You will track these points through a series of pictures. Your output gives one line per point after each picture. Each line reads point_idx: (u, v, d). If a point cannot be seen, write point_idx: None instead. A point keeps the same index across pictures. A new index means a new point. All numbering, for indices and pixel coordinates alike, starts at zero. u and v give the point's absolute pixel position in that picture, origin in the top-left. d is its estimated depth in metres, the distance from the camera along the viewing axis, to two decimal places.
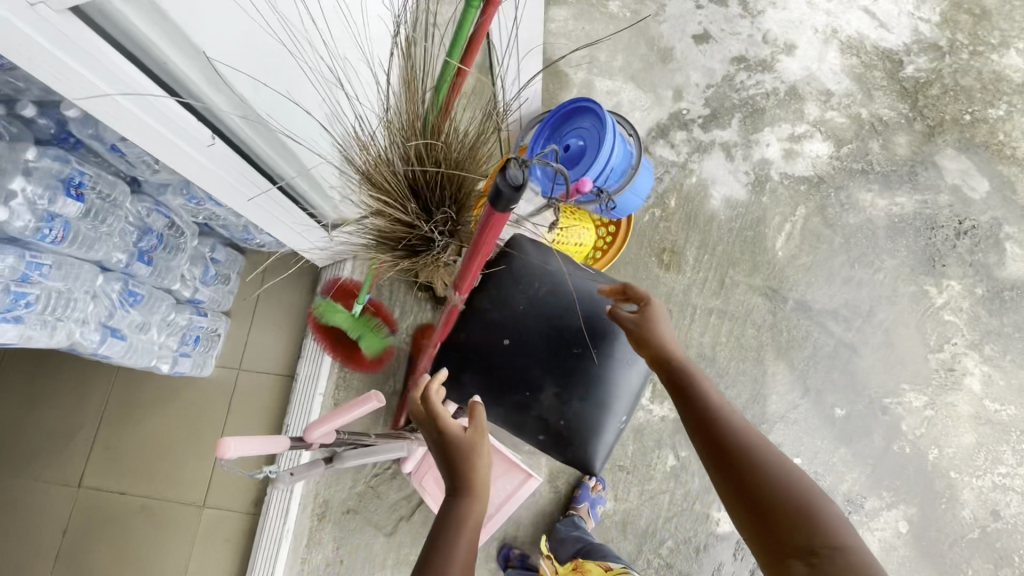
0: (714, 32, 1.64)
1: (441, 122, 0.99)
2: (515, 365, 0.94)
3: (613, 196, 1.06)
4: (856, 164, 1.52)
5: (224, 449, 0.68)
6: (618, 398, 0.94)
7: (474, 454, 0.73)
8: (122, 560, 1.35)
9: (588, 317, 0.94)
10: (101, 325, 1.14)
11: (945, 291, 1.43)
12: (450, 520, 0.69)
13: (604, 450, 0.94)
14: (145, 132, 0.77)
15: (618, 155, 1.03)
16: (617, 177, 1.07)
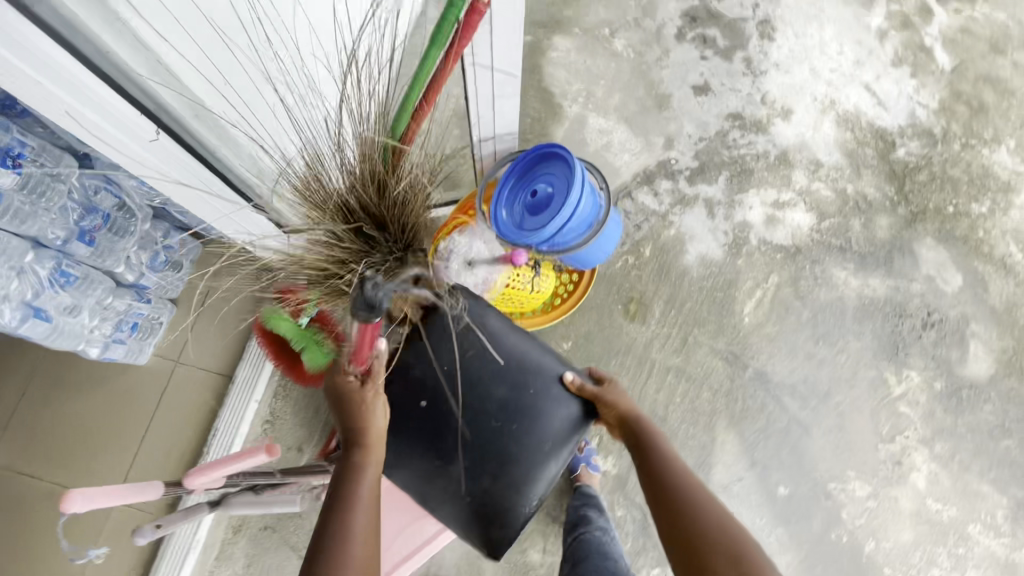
0: (714, 85, 1.62)
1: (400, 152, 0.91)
2: (436, 422, 0.90)
3: (577, 249, 1.02)
4: (836, 239, 1.51)
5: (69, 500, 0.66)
6: (537, 480, 0.88)
7: (370, 406, 0.80)
8: (19, 547, 1.28)
9: (512, 388, 0.89)
10: (23, 303, 1.07)
11: (904, 381, 1.42)
12: (349, 470, 0.76)
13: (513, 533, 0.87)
14: (86, 124, 0.74)
15: (586, 207, 0.99)
16: (584, 230, 1.03)
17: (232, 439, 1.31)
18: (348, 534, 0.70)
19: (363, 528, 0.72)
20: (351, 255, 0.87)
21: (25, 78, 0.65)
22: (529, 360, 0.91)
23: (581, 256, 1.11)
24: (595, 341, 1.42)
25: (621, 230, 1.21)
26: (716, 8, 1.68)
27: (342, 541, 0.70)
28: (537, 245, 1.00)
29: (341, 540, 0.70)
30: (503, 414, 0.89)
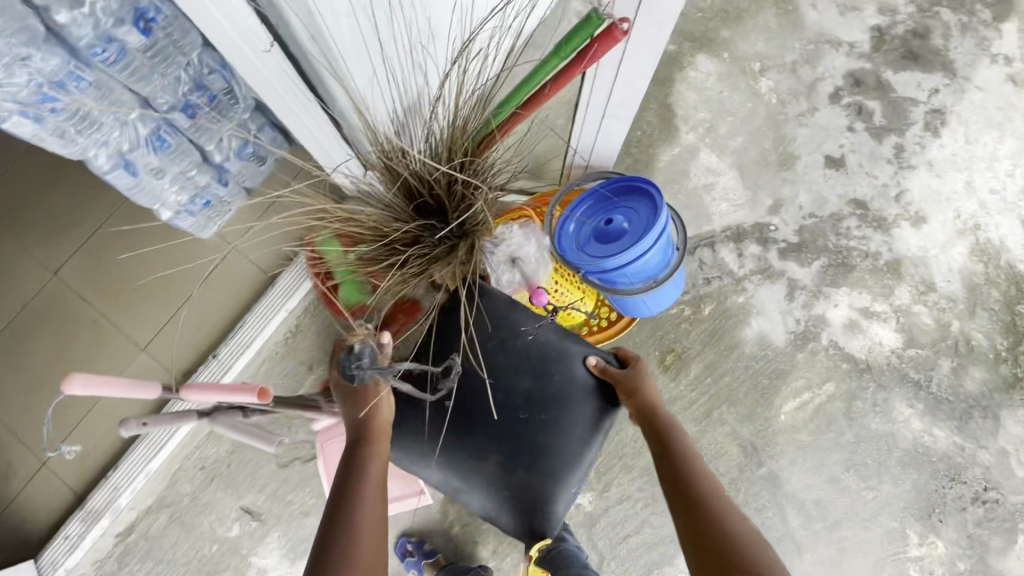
0: (850, 162, 1.47)
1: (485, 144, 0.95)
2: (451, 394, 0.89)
3: (628, 294, 0.96)
4: (914, 373, 1.36)
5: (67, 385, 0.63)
6: (567, 475, 0.88)
7: (376, 398, 0.80)
8: (54, 358, 1.42)
9: (534, 381, 0.88)
10: (117, 153, 1.14)
11: (926, 546, 1.29)
12: (356, 460, 0.76)
13: (546, 521, 0.89)
14: (213, 25, 0.75)
15: (656, 256, 0.93)
16: (643, 278, 0.97)
17: (254, 336, 1.38)
18: (354, 526, 0.70)
19: (367, 520, 0.71)
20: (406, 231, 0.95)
21: None
22: (566, 362, 0.89)
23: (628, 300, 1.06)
24: None
25: (680, 288, 1.14)
26: (888, 79, 1.50)
27: (347, 535, 0.69)
28: (587, 272, 0.95)
29: (345, 534, 0.69)
30: (523, 412, 0.87)
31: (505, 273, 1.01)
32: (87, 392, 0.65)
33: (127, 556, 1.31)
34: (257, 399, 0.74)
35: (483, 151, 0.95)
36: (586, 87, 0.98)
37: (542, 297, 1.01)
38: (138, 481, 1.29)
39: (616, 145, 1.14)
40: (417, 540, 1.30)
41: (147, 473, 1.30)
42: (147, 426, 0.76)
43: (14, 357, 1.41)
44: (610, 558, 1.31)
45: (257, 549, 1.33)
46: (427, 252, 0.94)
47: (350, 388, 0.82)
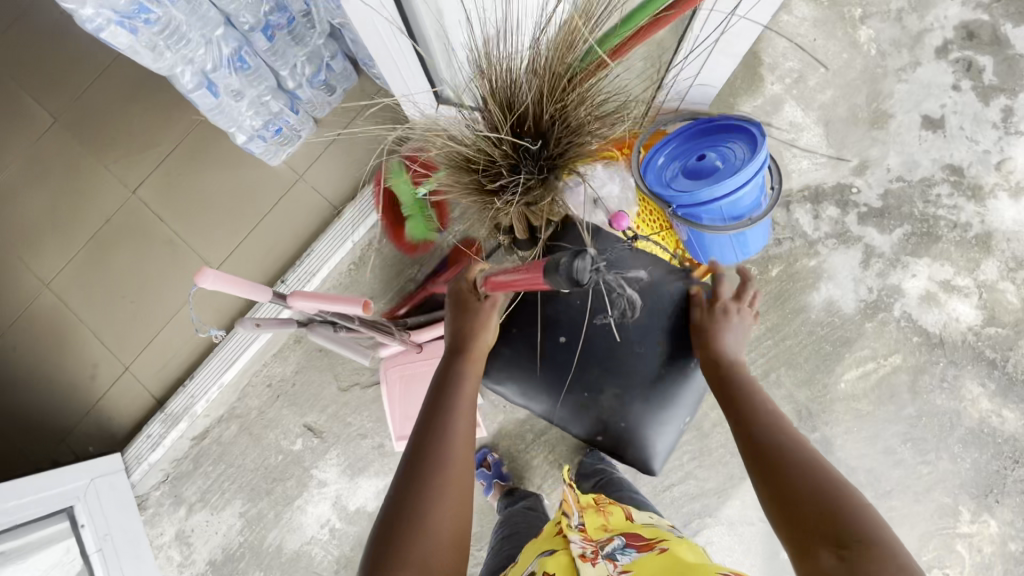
0: (951, 124, 1.36)
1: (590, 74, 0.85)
2: (562, 323, 0.93)
3: (717, 231, 0.91)
4: (990, 352, 1.30)
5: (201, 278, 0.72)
6: (673, 412, 0.94)
7: (483, 316, 0.88)
8: (134, 272, 1.49)
9: (649, 314, 0.91)
10: (202, 73, 1.14)
11: (978, 524, 1.28)
12: (452, 375, 0.82)
13: (653, 454, 0.95)
14: None
15: (752, 192, 0.89)
16: (734, 216, 0.92)
17: (320, 264, 1.41)
18: (448, 432, 0.74)
19: (461, 428, 0.75)
20: (503, 160, 0.86)
21: None
22: (675, 298, 0.92)
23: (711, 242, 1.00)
24: None
25: (766, 238, 1.09)
26: (1005, 34, 1.37)
27: (440, 438, 0.73)
28: (676, 207, 0.91)
29: (440, 439, 0.73)
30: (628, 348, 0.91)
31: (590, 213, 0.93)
32: (215, 287, 0.74)
33: (201, 458, 1.42)
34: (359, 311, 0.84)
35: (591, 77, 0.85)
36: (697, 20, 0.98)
37: (622, 222, 0.87)
38: (211, 392, 1.39)
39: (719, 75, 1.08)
40: (497, 455, 1.35)
41: (220, 385, 1.39)
42: (259, 328, 0.91)
43: (98, 269, 1.50)
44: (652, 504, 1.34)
45: (317, 463, 1.41)
46: (525, 186, 0.85)
47: (460, 306, 0.89)
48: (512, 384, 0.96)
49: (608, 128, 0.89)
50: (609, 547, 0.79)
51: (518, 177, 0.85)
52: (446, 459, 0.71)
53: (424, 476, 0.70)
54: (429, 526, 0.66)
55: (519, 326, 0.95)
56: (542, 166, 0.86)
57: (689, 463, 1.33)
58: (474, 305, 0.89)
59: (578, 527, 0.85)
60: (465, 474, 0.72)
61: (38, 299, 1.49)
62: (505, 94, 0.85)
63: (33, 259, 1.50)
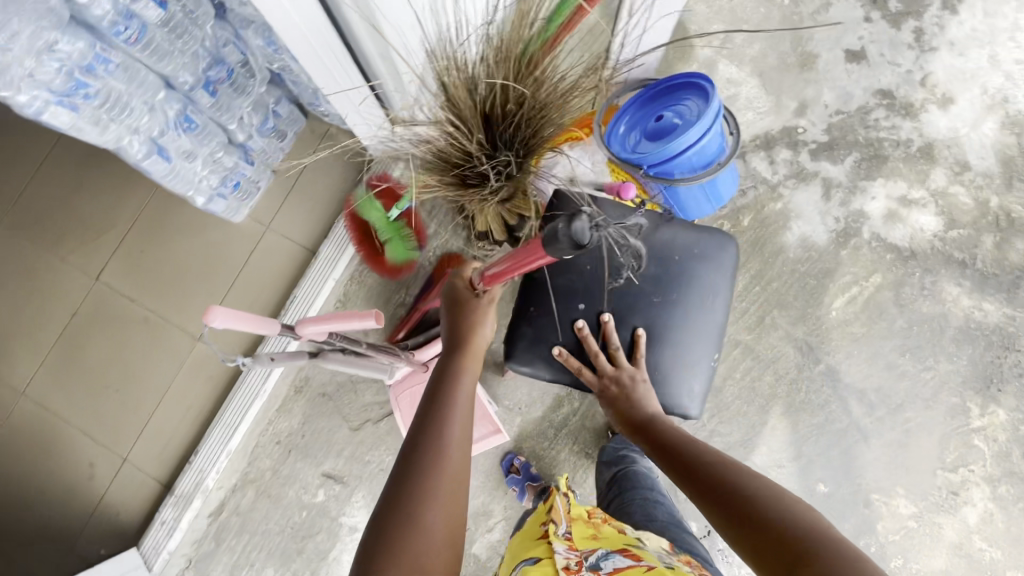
0: (871, 53, 1.45)
1: (541, 56, 0.87)
2: (579, 289, 0.97)
3: (689, 182, 0.94)
4: (958, 253, 1.38)
5: (212, 317, 0.67)
6: (696, 353, 0.97)
7: (481, 318, 0.88)
8: (113, 358, 1.44)
9: (658, 263, 0.96)
10: (150, 139, 1.13)
11: (987, 415, 1.33)
12: (450, 371, 0.80)
13: (688, 398, 0.97)
14: None
15: (713, 138, 0.92)
16: (702, 165, 0.95)
17: (307, 307, 1.39)
18: (445, 428, 0.71)
19: (460, 423, 0.72)
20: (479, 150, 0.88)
21: None
22: (677, 242, 0.97)
23: (686, 195, 1.03)
24: None
25: (734, 187, 1.13)
26: None
27: (437, 433, 0.70)
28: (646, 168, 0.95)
29: (435, 432, 0.70)
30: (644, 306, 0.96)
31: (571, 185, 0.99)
32: (225, 325, 0.69)
33: (223, 533, 1.37)
34: (374, 324, 0.81)
35: (546, 55, 0.88)
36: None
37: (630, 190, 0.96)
38: (220, 462, 1.33)
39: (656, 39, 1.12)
40: (525, 458, 1.35)
41: (228, 452, 1.34)
42: (274, 359, 0.89)
43: (75, 364, 1.43)
44: None
45: (345, 510, 1.37)
46: (507, 168, 0.88)
47: (456, 308, 0.90)
48: (541, 363, 0.98)
49: (569, 101, 0.92)
50: (593, 556, 0.75)
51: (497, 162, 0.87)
52: (442, 454, 0.68)
53: (420, 473, 0.66)
54: (420, 528, 0.62)
55: (537, 303, 0.98)
56: (516, 147, 0.90)
57: (710, 422, 1.35)
58: (471, 302, 0.89)
59: (564, 535, 0.81)
60: (459, 472, 0.68)
61: (16, 409, 1.41)
62: (467, 90, 0.86)
63: (4, 368, 1.43)
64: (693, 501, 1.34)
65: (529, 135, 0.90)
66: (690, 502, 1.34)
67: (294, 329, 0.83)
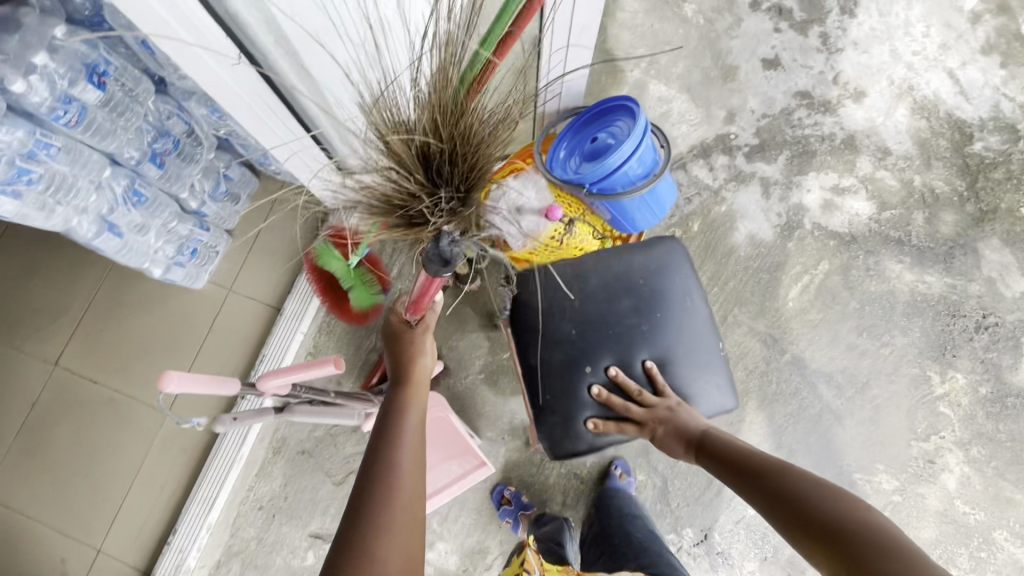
0: (785, 59, 1.56)
1: (470, 97, 0.84)
2: (579, 357, 1.01)
3: (631, 194, 0.98)
4: (894, 232, 1.46)
5: (166, 383, 0.66)
6: (699, 359, 1.02)
7: (418, 346, 0.89)
8: (78, 445, 1.39)
9: (634, 298, 1.00)
10: (100, 217, 1.13)
11: (948, 382, 1.39)
12: (395, 408, 0.82)
13: (719, 393, 1.03)
14: (180, 45, 0.78)
15: (645, 149, 0.97)
16: (641, 177, 1.00)
17: (277, 366, 1.37)
18: (393, 465, 0.74)
19: (409, 457, 0.75)
20: (420, 190, 0.82)
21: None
22: (634, 266, 1.01)
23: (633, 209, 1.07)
24: None
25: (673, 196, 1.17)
26: None
27: (386, 471, 0.73)
28: (587, 187, 0.99)
29: (386, 467, 0.73)
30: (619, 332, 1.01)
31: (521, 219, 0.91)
32: (180, 390, 0.68)
33: None
34: (334, 369, 0.81)
35: (473, 97, 0.84)
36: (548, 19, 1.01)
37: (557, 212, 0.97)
38: (201, 537, 1.28)
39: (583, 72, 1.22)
40: (514, 488, 1.34)
41: (208, 526, 1.29)
42: (236, 420, 0.86)
43: (39, 457, 1.38)
44: (673, 477, 1.36)
45: None
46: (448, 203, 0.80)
47: (393, 341, 0.91)
48: (583, 440, 1.01)
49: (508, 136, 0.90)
50: None
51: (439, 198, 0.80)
52: (390, 491, 0.71)
53: (371, 513, 0.69)
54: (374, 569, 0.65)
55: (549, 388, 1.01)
56: (457, 182, 0.82)
57: None
58: (406, 332, 0.90)
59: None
60: (411, 504, 0.71)
61: None
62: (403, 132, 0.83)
63: None
64: (686, 507, 1.35)
65: (470, 168, 0.84)
66: (683, 509, 1.35)
67: (254, 385, 0.83)
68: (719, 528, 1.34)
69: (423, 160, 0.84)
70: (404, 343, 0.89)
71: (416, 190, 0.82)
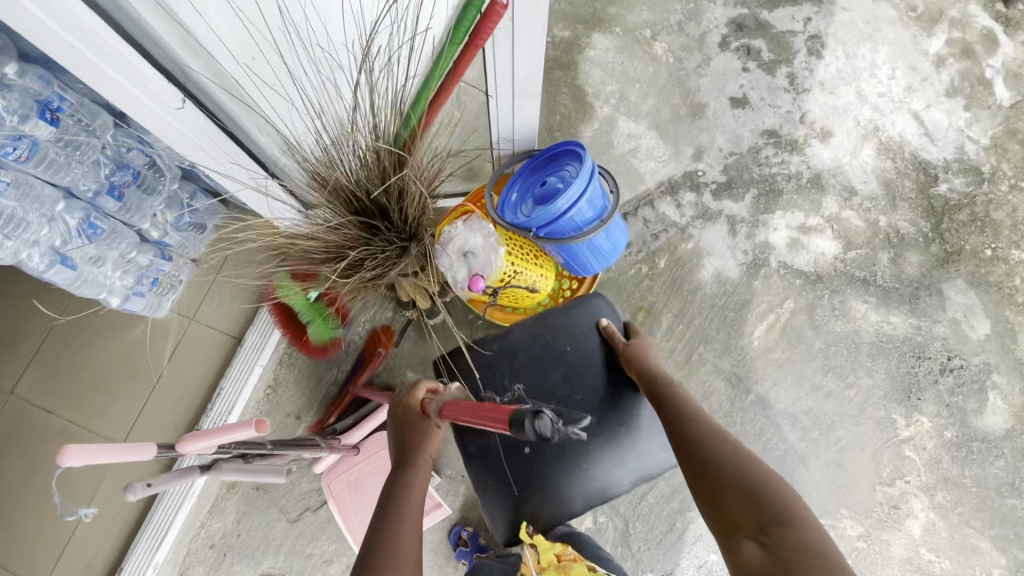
0: (753, 98, 1.56)
1: (406, 152, 1.01)
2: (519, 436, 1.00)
3: (582, 237, 0.98)
4: (860, 272, 1.46)
5: (65, 457, 0.65)
6: (640, 417, 1.00)
7: (427, 438, 0.86)
8: (28, 478, 1.35)
9: (564, 368, 1.02)
10: (51, 250, 1.12)
11: (913, 425, 1.39)
12: (397, 498, 0.78)
13: (662, 450, 0.99)
14: (129, 99, 0.76)
15: (594, 194, 0.99)
16: (589, 222, 1.01)
17: (235, 400, 1.36)
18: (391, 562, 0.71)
19: (406, 556, 0.72)
20: (357, 237, 1.04)
21: (65, 48, 0.67)
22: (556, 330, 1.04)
23: (578, 249, 1.08)
24: None
25: (626, 237, 1.19)
26: (765, 18, 1.60)
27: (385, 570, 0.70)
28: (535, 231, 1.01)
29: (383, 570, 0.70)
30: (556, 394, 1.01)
31: (458, 267, 1.01)
32: (82, 463, 0.66)
33: None
34: (257, 431, 0.78)
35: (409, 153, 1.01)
36: (489, 65, 0.99)
37: (481, 284, 0.99)
38: None
39: (535, 126, 1.16)
40: (471, 528, 1.31)
41: (156, 565, 1.26)
42: (152, 486, 0.81)
43: None
44: (635, 519, 1.33)
45: None
46: (384, 255, 1.04)
47: (404, 426, 0.87)
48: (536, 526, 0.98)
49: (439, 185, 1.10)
50: None
51: (376, 247, 1.04)
52: None
53: None
54: None
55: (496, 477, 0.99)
56: (393, 233, 1.05)
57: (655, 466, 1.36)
58: (418, 421, 0.87)
59: None
60: None
61: None
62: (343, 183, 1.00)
63: None
64: (647, 551, 1.33)
65: (404, 219, 1.05)
66: (644, 552, 1.33)
67: (175, 445, 0.79)
68: (680, 572, 1.33)
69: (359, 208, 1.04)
70: (415, 430, 0.86)
71: (353, 239, 1.04)
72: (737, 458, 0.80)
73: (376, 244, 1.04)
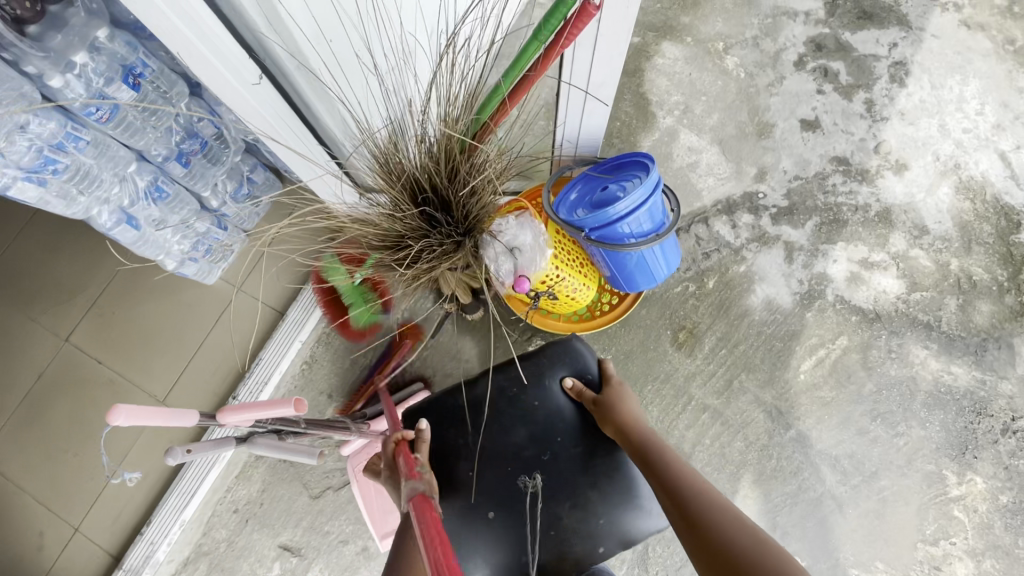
0: (826, 122, 1.49)
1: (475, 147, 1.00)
2: (546, 438, 0.99)
3: (635, 246, 0.96)
4: (923, 315, 1.38)
5: (115, 416, 0.66)
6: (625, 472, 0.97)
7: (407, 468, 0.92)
8: (73, 422, 1.42)
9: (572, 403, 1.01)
10: (119, 209, 1.16)
11: (965, 484, 1.31)
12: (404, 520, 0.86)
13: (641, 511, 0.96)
14: (211, 72, 0.79)
15: (655, 207, 0.96)
16: (644, 234, 0.99)
17: (272, 372, 1.38)
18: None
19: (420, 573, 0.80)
20: (413, 229, 1.03)
21: (160, 18, 0.69)
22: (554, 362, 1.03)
23: (627, 260, 1.05)
24: (636, 361, 1.39)
25: (678, 256, 1.15)
26: (848, 40, 1.53)
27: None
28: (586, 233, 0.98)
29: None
30: (540, 435, 0.99)
31: (501, 262, 1.01)
32: (128, 424, 0.68)
33: None
34: (294, 411, 0.81)
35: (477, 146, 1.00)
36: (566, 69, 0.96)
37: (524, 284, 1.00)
38: (173, 533, 1.30)
39: (601, 128, 1.13)
40: None
41: (182, 522, 1.31)
42: (190, 454, 0.84)
43: (36, 426, 1.42)
44: (655, 543, 1.29)
45: None
46: (438, 248, 1.03)
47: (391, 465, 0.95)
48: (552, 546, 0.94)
49: (503, 183, 1.08)
50: None
51: (431, 241, 1.02)
52: None
53: None
54: None
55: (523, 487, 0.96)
56: (451, 229, 1.04)
57: None
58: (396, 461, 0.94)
59: None
60: None
61: None
62: (407, 172, 1.00)
63: None
64: None
65: (464, 215, 1.04)
66: None
67: (211, 416, 0.81)
68: None
69: (419, 198, 1.03)
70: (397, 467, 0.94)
71: (408, 232, 1.03)
72: (750, 543, 0.79)
73: (433, 238, 1.02)
